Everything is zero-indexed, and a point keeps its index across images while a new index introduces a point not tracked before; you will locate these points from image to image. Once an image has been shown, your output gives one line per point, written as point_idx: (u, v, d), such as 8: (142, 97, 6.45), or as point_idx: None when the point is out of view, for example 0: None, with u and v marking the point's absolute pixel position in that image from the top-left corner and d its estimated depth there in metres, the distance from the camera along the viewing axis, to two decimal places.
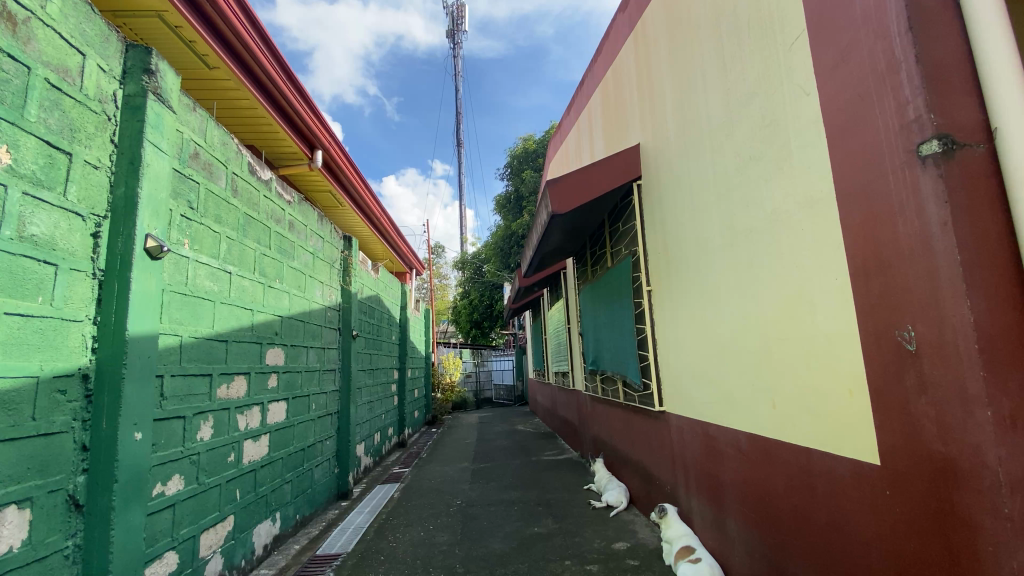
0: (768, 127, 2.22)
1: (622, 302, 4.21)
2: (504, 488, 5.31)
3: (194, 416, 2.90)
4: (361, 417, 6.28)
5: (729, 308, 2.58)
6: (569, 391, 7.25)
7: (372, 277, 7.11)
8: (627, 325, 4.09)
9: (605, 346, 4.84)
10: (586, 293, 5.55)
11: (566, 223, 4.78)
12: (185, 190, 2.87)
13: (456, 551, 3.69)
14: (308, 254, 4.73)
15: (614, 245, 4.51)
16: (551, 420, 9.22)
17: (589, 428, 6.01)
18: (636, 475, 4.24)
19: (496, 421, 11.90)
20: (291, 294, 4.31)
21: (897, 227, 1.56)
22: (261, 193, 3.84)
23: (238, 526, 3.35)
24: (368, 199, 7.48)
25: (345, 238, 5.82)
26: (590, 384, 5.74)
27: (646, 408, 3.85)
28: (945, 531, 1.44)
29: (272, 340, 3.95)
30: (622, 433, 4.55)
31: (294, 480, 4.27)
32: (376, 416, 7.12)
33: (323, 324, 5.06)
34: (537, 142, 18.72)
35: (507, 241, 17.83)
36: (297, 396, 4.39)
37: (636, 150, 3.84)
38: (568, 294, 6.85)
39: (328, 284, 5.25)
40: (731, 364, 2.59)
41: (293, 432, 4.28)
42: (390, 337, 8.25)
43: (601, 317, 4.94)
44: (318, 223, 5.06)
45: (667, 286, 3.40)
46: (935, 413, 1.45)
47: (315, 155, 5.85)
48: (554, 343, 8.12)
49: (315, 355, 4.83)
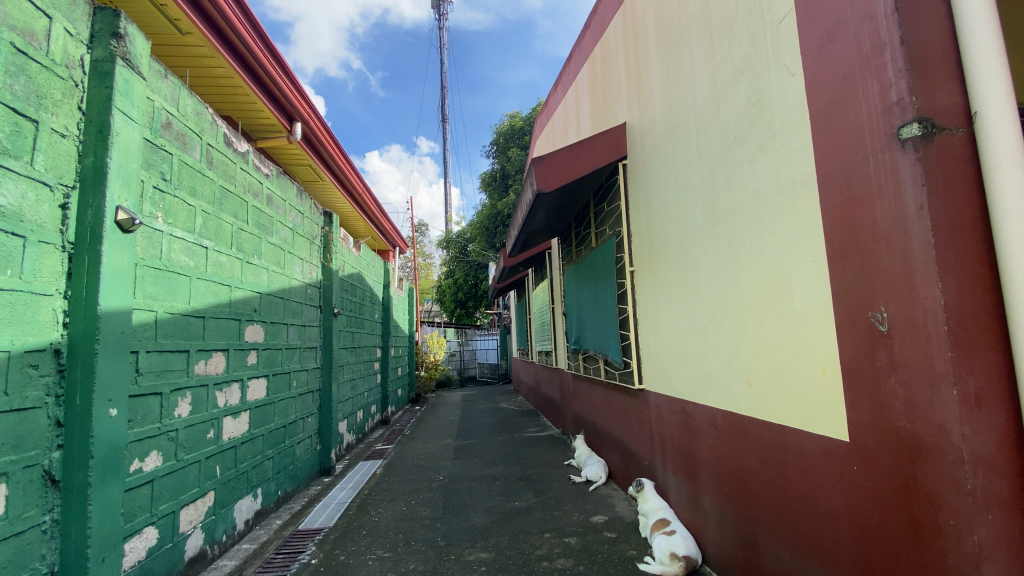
0: (753, 108, 2.22)
1: (605, 282, 4.23)
2: (486, 464, 5.38)
3: (171, 392, 2.86)
4: (343, 394, 6.27)
5: (709, 288, 2.61)
6: (552, 370, 7.31)
7: (354, 255, 7.02)
8: (609, 305, 4.12)
9: (588, 325, 4.88)
10: (570, 273, 5.57)
11: (550, 203, 4.76)
12: (157, 161, 2.77)
13: (438, 525, 3.75)
14: (287, 229, 4.63)
15: (599, 226, 4.52)
16: (534, 397, 9.34)
17: (570, 406, 6.10)
18: (615, 451, 4.33)
19: (479, 398, 12.01)
20: (270, 270, 4.23)
21: (875, 210, 1.58)
22: (238, 166, 3.73)
23: (218, 502, 3.34)
24: (350, 174, 7.32)
25: (326, 213, 5.71)
26: (572, 363, 5.80)
27: (626, 387, 3.91)
28: (908, 505, 1.50)
29: (252, 317, 3.89)
30: (603, 410, 4.63)
31: (276, 457, 4.27)
32: (359, 393, 7.13)
33: (303, 301, 5.00)
34: (524, 120, 18.50)
35: (492, 221, 17.77)
36: (277, 373, 4.35)
37: (622, 129, 3.81)
38: (552, 274, 6.86)
39: (309, 261, 5.18)
40: (709, 344, 2.63)
41: (274, 409, 4.26)
42: (373, 315, 8.20)
43: (584, 297, 4.96)
44: (297, 198, 4.95)
45: (649, 267, 3.41)
46: (903, 392, 1.50)
47: (294, 127, 5.68)
48: (538, 321, 8.17)
49: (296, 332, 4.79)
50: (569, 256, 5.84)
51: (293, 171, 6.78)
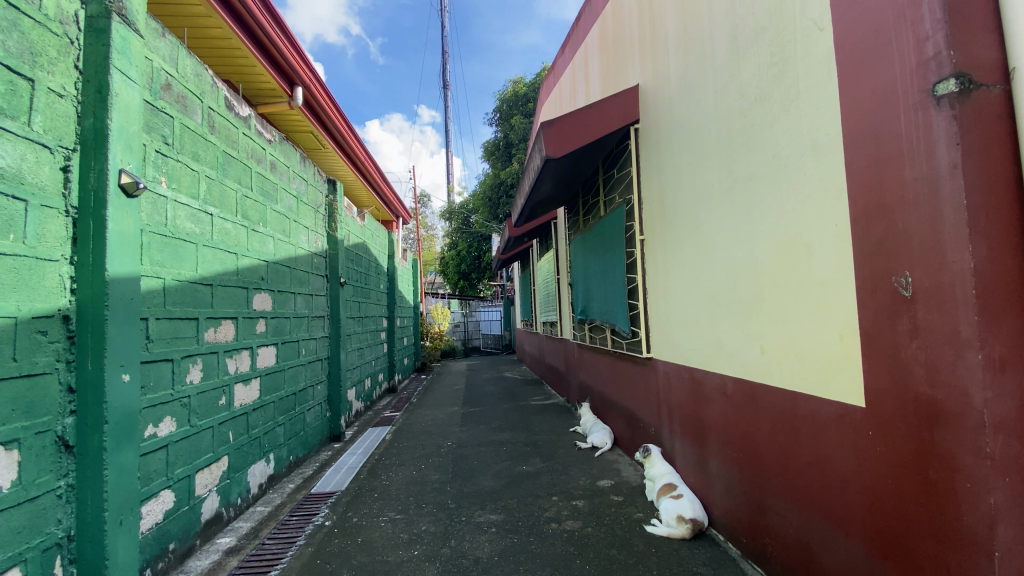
0: (776, 66, 2.13)
1: (613, 250, 4.18)
2: (493, 431, 5.46)
3: (181, 358, 2.87)
4: (351, 362, 6.33)
5: (723, 255, 2.57)
6: (557, 339, 7.33)
7: (358, 224, 6.96)
8: (618, 274, 4.08)
9: (594, 294, 4.86)
10: (577, 243, 5.51)
11: (558, 170, 4.67)
12: (158, 124, 2.70)
13: (447, 488, 3.83)
14: (291, 197, 4.57)
15: (608, 193, 4.44)
16: (539, 367, 9.42)
17: (576, 375, 6.14)
18: (621, 419, 4.38)
19: (484, 368, 12.12)
20: (276, 238, 4.20)
21: (904, 171, 1.53)
22: (240, 131, 3.65)
23: (232, 466, 3.40)
24: (353, 142, 7.19)
25: (329, 181, 5.62)
26: (578, 333, 5.81)
27: (633, 356, 3.92)
28: (923, 469, 1.50)
29: (259, 285, 3.87)
30: (609, 379, 4.66)
31: (287, 423, 4.33)
32: (367, 362, 7.20)
33: (310, 270, 4.98)
34: (528, 86, 18.05)
35: (496, 191, 17.55)
36: (286, 341, 4.37)
37: (634, 92, 3.69)
38: (557, 244, 6.80)
39: (314, 230, 5.13)
40: (722, 311, 2.61)
41: (284, 376, 4.30)
42: (379, 285, 8.20)
43: (591, 266, 4.93)
44: (301, 165, 4.87)
45: (661, 234, 3.36)
46: (925, 357, 1.48)
47: (295, 92, 5.54)
48: (543, 291, 8.16)
49: (303, 301, 4.79)
50: (577, 226, 5.78)
51: (295, 138, 6.66)
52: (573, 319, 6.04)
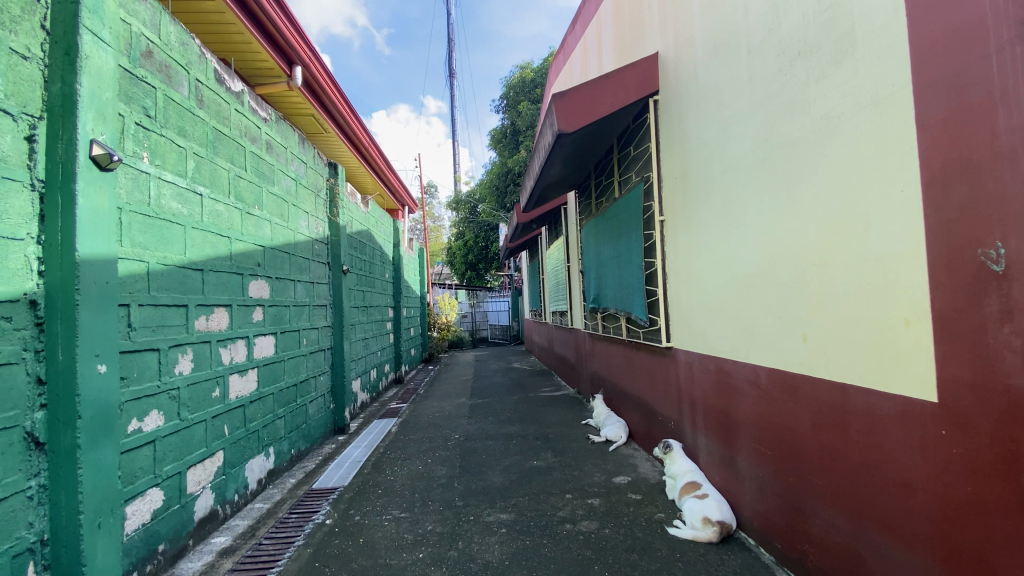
0: (825, 13, 1.87)
1: (630, 233, 3.93)
2: (502, 423, 5.26)
3: (170, 348, 2.69)
4: (356, 352, 6.14)
5: (757, 233, 2.33)
6: (567, 329, 7.10)
7: (361, 211, 6.74)
8: (634, 258, 3.84)
9: (608, 281, 4.62)
10: (589, 228, 5.26)
11: (570, 149, 4.42)
12: (138, 94, 2.48)
13: (455, 484, 3.63)
14: (289, 180, 4.36)
15: (623, 173, 4.19)
16: (548, 358, 9.20)
17: (587, 366, 5.92)
18: (637, 412, 4.16)
19: (492, 359, 11.92)
20: (273, 222, 3.99)
21: (997, 122, 1.29)
22: (232, 106, 3.43)
23: (228, 462, 3.23)
24: (355, 125, 6.96)
25: (330, 164, 5.40)
26: (590, 322, 5.57)
27: (651, 345, 3.69)
28: (1016, 475, 1.28)
29: (255, 271, 3.68)
30: (624, 370, 4.43)
31: (288, 416, 4.16)
32: (372, 352, 7.02)
33: (310, 257, 4.78)
34: (536, 72, 17.67)
35: (503, 179, 17.25)
36: (285, 331, 4.18)
37: (653, 60, 3.43)
38: (567, 230, 6.55)
39: (314, 215, 4.92)
40: (755, 296, 2.37)
41: (283, 367, 4.12)
42: (384, 274, 8.00)
43: (605, 251, 4.68)
44: (299, 146, 4.65)
45: (684, 213, 3.12)
46: (1020, 343, 1.25)
47: (293, 71, 5.31)
48: (552, 280, 7.91)
49: (304, 289, 4.59)
50: (589, 210, 5.52)
51: (295, 121, 6.44)
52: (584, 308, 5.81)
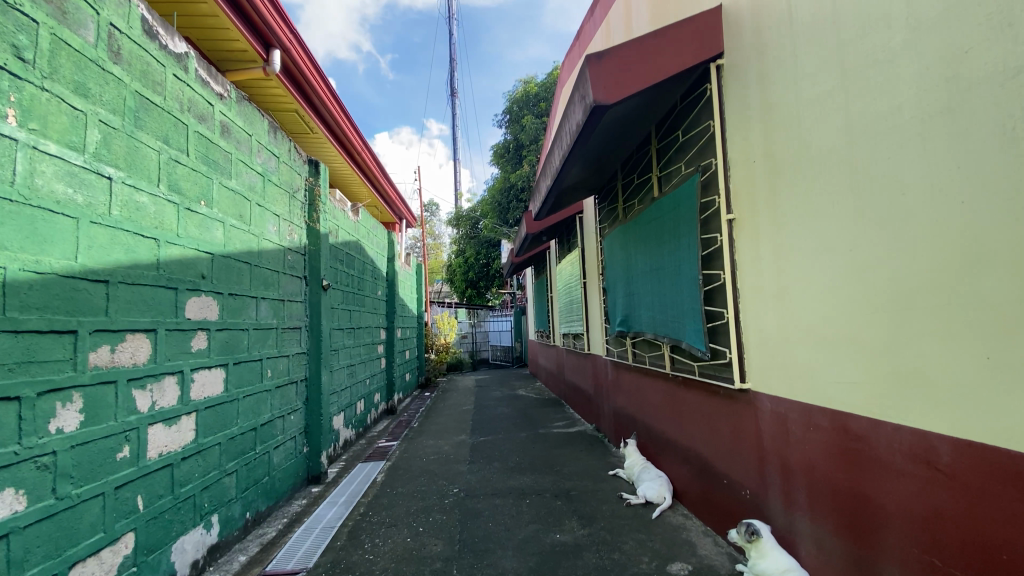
0: None
1: (678, 240, 3.10)
2: (510, 472, 4.35)
3: (44, 395, 1.86)
4: (339, 383, 5.26)
5: (931, 232, 1.54)
6: (582, 355, 6.22)
7: (350, 219, 5.93)
8: (686, 270, 3.00)
9: (643, 300, 3.77)
10: (615, 237, 4.44)
11: (598, 140, 3.63)
12: (5, 26, 1.77)
13: (453, 570, 2.73)
14: (254, 174, 3.55)
15: (666, 167, 3.41)
16: (556, 386, 8.28)
17: (610, 401, 5.03)
18: (685, 467, 3.29)
19: (494, 384, 10.97)
20: (228, 224, 3.17)
21: None
22: (169, 70, 2.64)
23: (143, 546, 2.33)
24: (345, 124, 6.20)
25: (310, 161, 4.60)
26: (615, 349, 4.70)
27: (712, 383, 2.82)
28: None
29: (198, 286, 2.83)
30: (666, 412, 3.56)
31: (241, 470, 3.26)
32: (359, 381, 6.12)
33: (280, 269, 3.93)
34: (540, 85, 17.17)
35: (504, 196, 17.09)
36: (242, 361, 3.31)
37: (716, 16, 2.66)
38: (584, 242, 5.75)
39: (288, 219, 4.11)
40: (924, 327, 1.57)
41: (237, 408, 3.24)
42: (376, 292, 7.15)
43: (639, 264, 3.85)
44: (270, 137, 3.86)
45: (770, 211, 2.32)
46: None
47: (272, 55, 4.55)
48: (564, 299, 7.06)
49: (269, 308, 3.74)
50: (614, 217, 4.71)
51: (276, 117, 5.68)
52: (607, 332, 4.95)
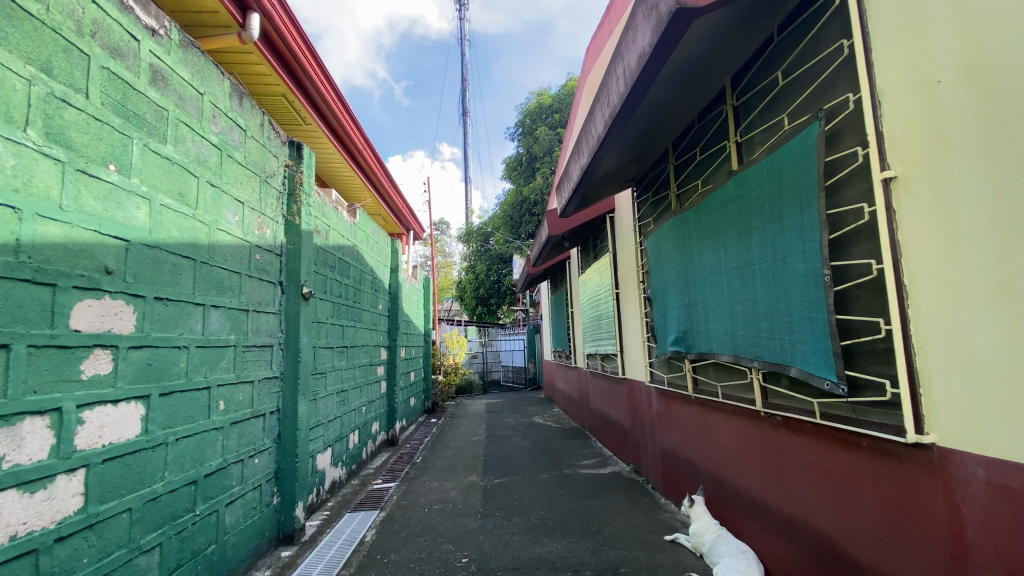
0: None
1: (786, 220, 2.19)
2: (536, 534, 3.37)
3: None
4: (325, 413, 4.34)
5: None
6: (613, 379, 5.26)
7: (345, 222, 5.08)
8: (804, 263, 2.08)
9: (716, 309, 2.84)
10: (666, 233, 3.53)
11: (654, 99, 2.79)
12: None
13: None
14: (208, 145, 2.73)
15: (750, 129, 2.60)
16: (580, 414, 7.25)
17: (657, 438, 4.06)
18: (788, 543, 2.33)
19: (508, 410, 9.94)
20: (159, 202, 2.33)
21: None
22: None
23: None
24: (343, 115, 5.43)
25: (292, 143, 3.75)
26: (667, 373, 3.76)
27: (857, 430, 1.87)
28: None
29: (99, 282, 1.99)
30: (753, 462, 2.60)
31: (167, 542, 2.34)
32: (353, 410, 5.20)
33: (244, 271, 3.07)
34: (555, 95, 16.57)
35: (518, 210, 16.37)
36: (178, 390, 2.44)
37: None
38: (618, 245, 4.87)
39: (259, 210, 3.27)
40: None
41: (165, 457, 2.34)
42: (376, 306, 6.27)
43: (708, 263, 2.92)
44: (236, 103, 3.04)
45: (976, 153, 1.42)
46: None
47: (250, 20, 3.69)
48: (590, 314, 6.12)
49: (224, 319, 2.86)
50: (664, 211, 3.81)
51: (263, 103, 4.91)
52: (653, 352, 3.99)
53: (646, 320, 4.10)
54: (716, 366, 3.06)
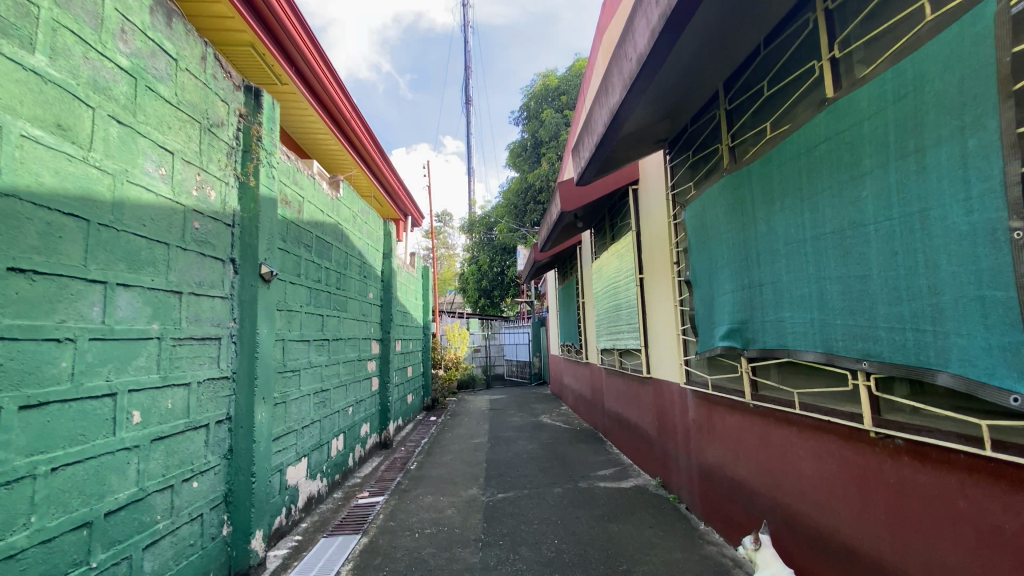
0: None
1: (934, 153, 1.47)
2: None
3: None
4: (297, 417, 3.65)
5: None
6: (635, 379, 4.55)
7: (326, 195, 4.34)
8: (970, 214, 1.36)
9: (795, 291, 2.12)
10: (715, 198, 2.81)
11: (705, 20, 2.05)
12: None
13: None
14: (111, 69, 2.05)
15: (850, 44, 1.89)
16: (592, 414, 6.56)
17: (696, 453, 3.36)
18: None
19: (513, 407, 9.27)
20: (18, 133, 1.65)
21: None
22: None
23: None
24: (326, 76, 4.68)
25: (248, 88, 3.04)
26: (712, 374, 3.05)
27: None
28: None
29: None
30: (855, 506, 1.91)
31: None
32: (336, 413, 4.51)
33: (174, 242, 2.38)
34: (562, 78, 15.79)
35: (522, 197, 15.65)
36: (55, 400, 1.75)
37: None
38: (644, 223, 4.13)
39: (198, 165, 2.57)
40: None
41: (30, 495, 1.66)
42: (366, 294, 5.55)
43: (782, 229, 2.21)
44: (160, 22, 2.33)
45: None
46: None
47: None
48: (606, 303, 5.40)
49: (141, 302, 2.18)
50: (708, 171, 3.09)
51: (228, 56, 3.98)
52: (692, 347, 3.29)
53: (683, 309, 3.38)
54: (788, 365, 2.35)
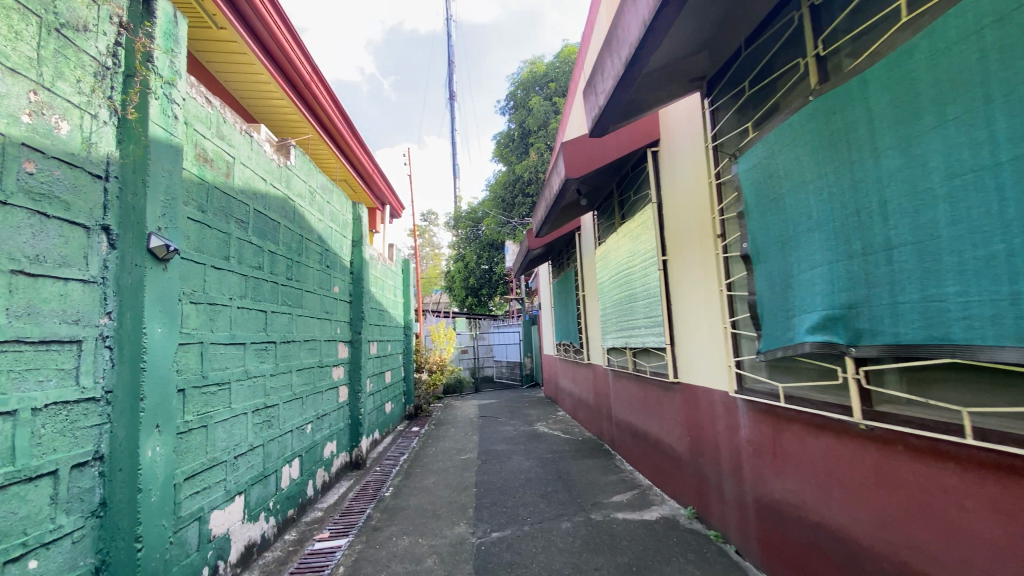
0: None
1: None
2: None
3: None
4: (224, 445, 2.77)
5: None
6: (655, 384, 3.74)
7: (269, 158, 3.45)
8: None
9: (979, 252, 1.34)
10: (794, 135, 2.01)
11: None
12: None
13: None
14: None
15: None
16: (595, 422, 5.76)
17: (750, 483, 2.57)
18: None
19: (504, 413, 8.42)
20: None
21: None
22: None
23: None
24: (269, 15, 3.77)
25: None
26: (785, 381, 2.26)
27: None
28: None
29: None
30: None
31: None
32: (288, 433, 3.62)
33: None
34: (550, 64, 14.98)
35: (511, 189, 14.83)
36: None
37: None
38: (670, 191, 3.31)
39: (38, 78, 1.70)
40: None
41: None
42: (330, 287, 4.66)
43: (948, 156, 1.41)
44: None
45: None
46: None
47: None
48: (614, 295, 4.58)
49: None
50: (782, 100, 2.26)
51: None
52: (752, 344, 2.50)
53: (735, 295, 2.59)
54: (947, 369, 1.57)
